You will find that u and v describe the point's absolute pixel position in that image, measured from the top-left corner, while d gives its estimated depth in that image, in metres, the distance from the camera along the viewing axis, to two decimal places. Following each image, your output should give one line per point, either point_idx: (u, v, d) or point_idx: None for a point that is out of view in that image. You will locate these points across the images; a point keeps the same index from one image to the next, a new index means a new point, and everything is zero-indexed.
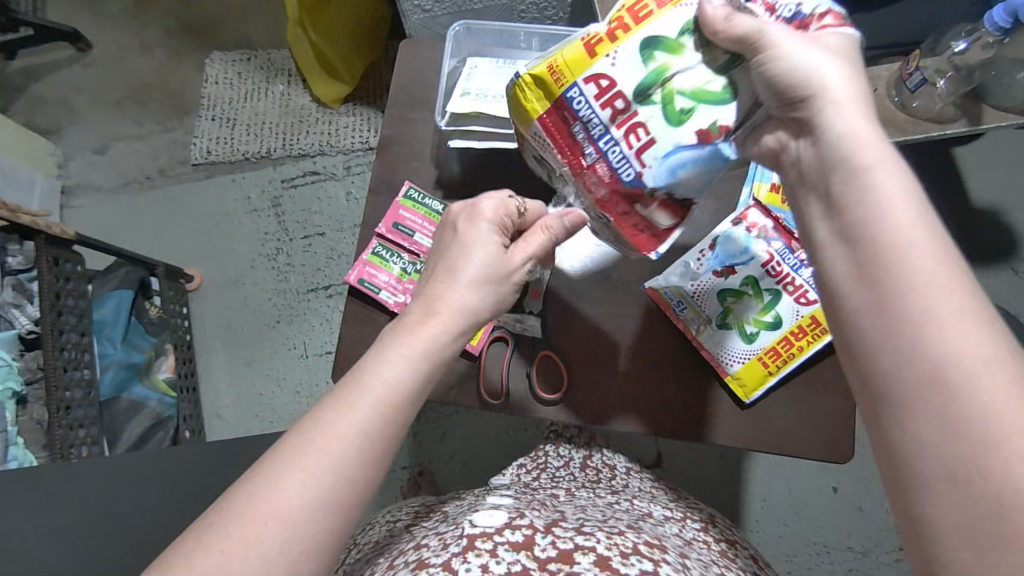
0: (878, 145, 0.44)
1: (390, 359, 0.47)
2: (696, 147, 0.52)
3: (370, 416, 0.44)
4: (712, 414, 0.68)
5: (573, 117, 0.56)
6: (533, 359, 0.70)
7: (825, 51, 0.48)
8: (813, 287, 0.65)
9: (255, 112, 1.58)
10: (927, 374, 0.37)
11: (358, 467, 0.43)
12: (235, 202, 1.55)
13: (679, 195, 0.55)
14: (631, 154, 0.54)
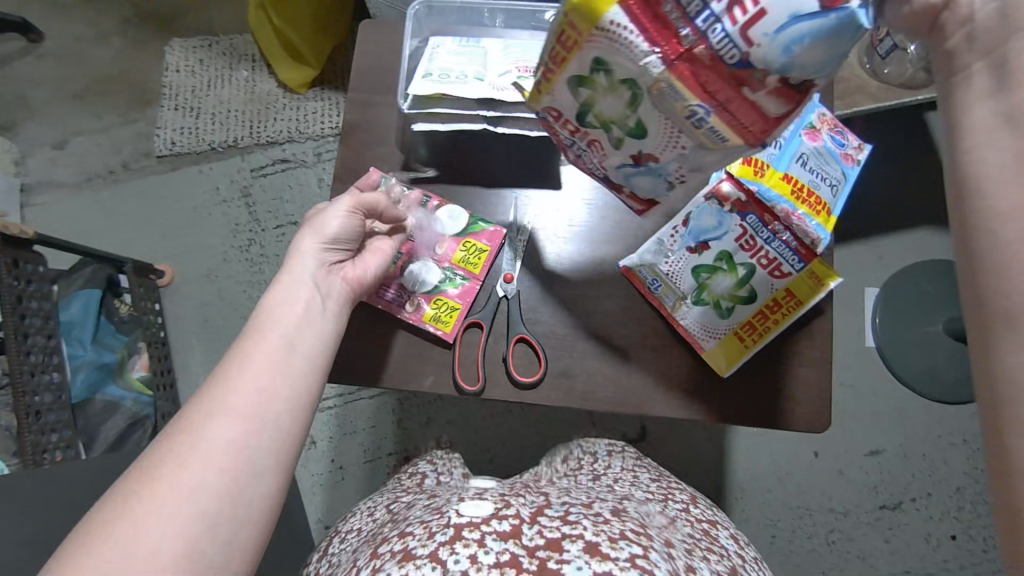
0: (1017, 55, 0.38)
1: (256, 351, 0.50)
2: (817, 14, 0.41)
3: (245, 383, 0.48)
4: (691, 391, 0.67)
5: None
6: (509, 344, 0.68)
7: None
8: (787, 259, 0.64)
9: (219, 100, 1.54)
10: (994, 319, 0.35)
11: (239, 433, 0.46)
12: (203, 194, 1.51)
13: (795, 78, 0.44)
14: (736, 31, 0.43)
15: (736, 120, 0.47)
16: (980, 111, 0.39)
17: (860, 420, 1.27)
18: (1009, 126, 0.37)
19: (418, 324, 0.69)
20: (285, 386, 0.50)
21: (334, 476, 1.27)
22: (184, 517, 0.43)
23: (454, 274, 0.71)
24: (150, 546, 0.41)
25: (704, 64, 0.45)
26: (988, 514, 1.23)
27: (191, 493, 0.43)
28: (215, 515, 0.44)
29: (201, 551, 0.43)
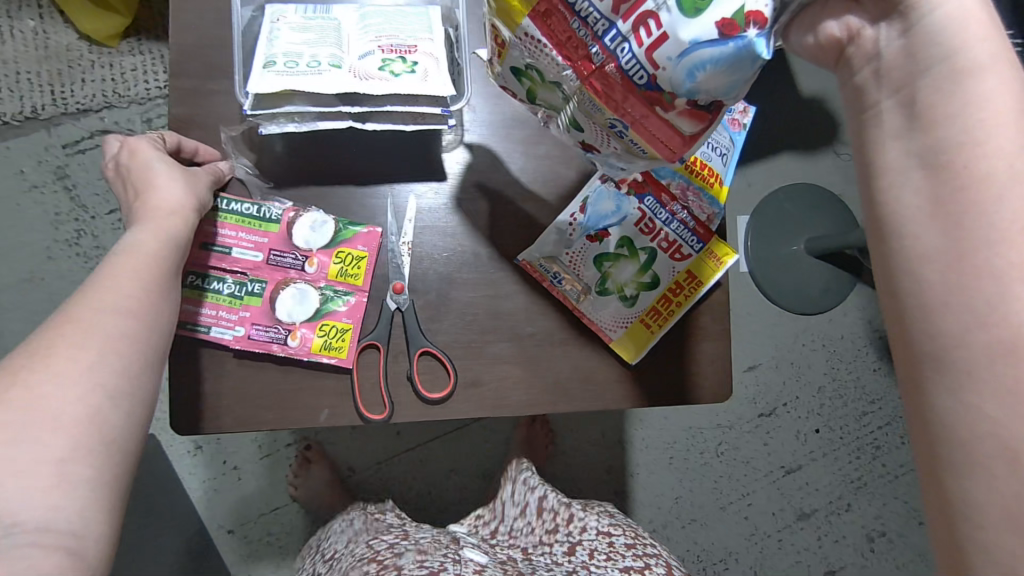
0: (942, 88, 0.37)
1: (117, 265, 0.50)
2: (718, 41, 0.39)
3: (123, 275, 0.49)
4: (602, 382, 0.65)
5: (568, 11, 0.45)
6: (411, 361, 0.63)
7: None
8: (687, 241, 0.64)
9: (2, 60, 1.23)
10: (948, 367, 0.36)
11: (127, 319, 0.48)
12: (5, 179, 1.24)
13: (705, 100, 0.43)
14: (642, 53, 0.42)
15: (652, 134, 0.47)
16: (891, 153, 0.39)
17: (741, 342, 1.36)
18: (924, 171, 0.38)
19: (306, 358, 0.61)
20: (168, 284, 0.52)
21: (230, 477, 1.17)
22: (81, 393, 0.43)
23: (335, 292, 0.63)
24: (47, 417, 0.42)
25: (617, 80, 0.45)
26: (845, 407, 1.37)
27: (89, 370, 0.44)
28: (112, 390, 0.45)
29: (99, 424, 0.43)
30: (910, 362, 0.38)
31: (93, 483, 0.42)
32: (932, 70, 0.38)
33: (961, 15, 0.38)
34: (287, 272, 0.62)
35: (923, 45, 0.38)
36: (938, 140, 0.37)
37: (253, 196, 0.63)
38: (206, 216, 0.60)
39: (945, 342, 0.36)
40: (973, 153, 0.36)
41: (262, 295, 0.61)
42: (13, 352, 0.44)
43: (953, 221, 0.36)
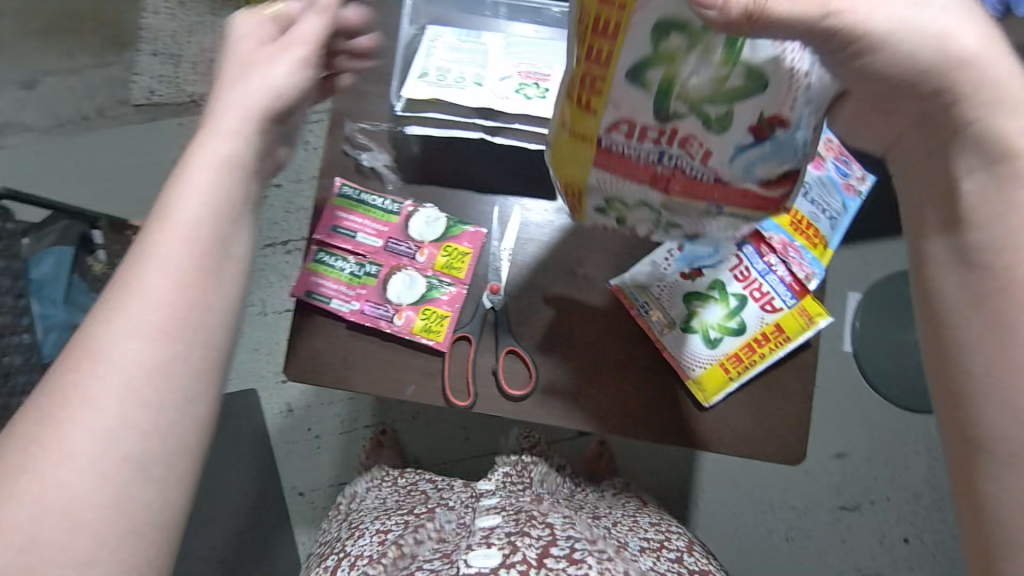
0: (986, 189, 0.41)
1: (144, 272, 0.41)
2: (755, 143, 0.45)
3: (170, 233, 0.43)
4: (674, 417, 0.67)
5: (616, 160, 0.50)
6: (498, 356, 0.67)
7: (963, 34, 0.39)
8: (779, 294, 0.65)
9: (202, 49, 1.45)
10: (987, 453, 0.39)
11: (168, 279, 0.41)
12: (183, 149, 1.45)
13: (772, 175, 0.47)
14: (698, 164, 0.47)
15: (744, 208, 0.50)
16: (936, 249, 0.43)
17: (833, 420, 1.28)
18: (962, 268, 0.41)
19: (407, 336, 0.67)
20: (213, 295, 0.43)
21: (310, 445, 1.27)
22: (116, 373, 0.39)
23: (438, 281, 0.69)
24: (86, 398, 0.38)
25: (688, 188, 0.49)
26: (943, 520, 1.25)
27: (120, 351, 0.39)
28: (151, 366, 0.40)
29: (149, 399, 0.39)
30: (962, 438, 0.41)
31: (159, 491, 0.39)
32: (976, 176, 0.41)
33: (998, 127, 0.40)
34: (400, 259, 0.69)
35: (967, 152, 0.41)
36: (978, 240, 0.41)
37: (388, 190, 0.71)
38: (336, 204, 0.69)
39: (991, 428, 0.39)
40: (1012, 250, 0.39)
41: (376, 276, 0.69)
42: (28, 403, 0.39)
43: (994, 318, 0.39)
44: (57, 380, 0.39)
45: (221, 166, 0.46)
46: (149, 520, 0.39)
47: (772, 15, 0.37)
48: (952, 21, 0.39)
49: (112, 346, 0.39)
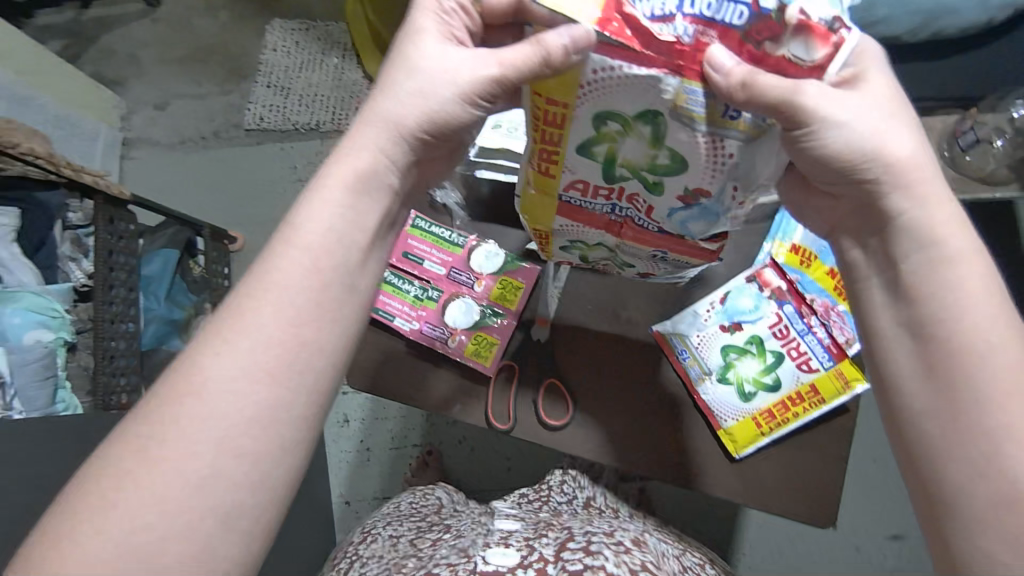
0: (917, 267, 0.48)
1: (259, 310, 0.45)
2: (686, 205, 0.53)
3: (283, 272, 0.46)
4: (703, 464, 0.70)
5: (574, 210, 0.57)
6: (540, 385, 0.73)
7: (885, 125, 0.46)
8: (817, 355, 0.67)
9: (309, 83, 1.62)
10: (953, 513, 0.45)
11: (282, 324, 0.45)
12: (282, 171, 1.61)
13: (703, 229, 0.56)
14: (643, 217, 0.56)
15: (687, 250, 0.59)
16: (885, 321, 0.50)
17: (890, 500, 1.22)
18: (913, 341, 0.47)
19: (459, 358, 0.74)
20: (321, 327, 0.47)
21: (361, 456, 1.34)
22: (216, 415, 0.43)
23: (491, 310, 0.74)
24: (188, 440, 0.42)
25: (639, 236, 0.58)
26: None
27: (223, 393, 0.43)
28: (251, 413, 0.43)
29: (243, 447, 0.43)
30: (928, 499, 0.47)
31: (262, 507, 0.44)
32: (909, 258, 0.48)
33: (927, 222, 0.47)
34: (459, 287, 0.76)
35: (900, 240, 0.48)
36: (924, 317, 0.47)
37: (456, 225, 0.79)
38: (407, 232, 0.77)
39: (953, 490, 0.45)
40: (950, 327, 0.46)
41: (436, 301, 0.76)
42: (140, 420, 0.43)
43: (946, 387, 0.45)
44: (161, 412, 0.43)
45: (348, 189, 0.49)
46: (248, 531, 0.43)
47: (760, 89, 0.41)
48: (883, 136, 0.46)
49: (216, 388, 0.43)
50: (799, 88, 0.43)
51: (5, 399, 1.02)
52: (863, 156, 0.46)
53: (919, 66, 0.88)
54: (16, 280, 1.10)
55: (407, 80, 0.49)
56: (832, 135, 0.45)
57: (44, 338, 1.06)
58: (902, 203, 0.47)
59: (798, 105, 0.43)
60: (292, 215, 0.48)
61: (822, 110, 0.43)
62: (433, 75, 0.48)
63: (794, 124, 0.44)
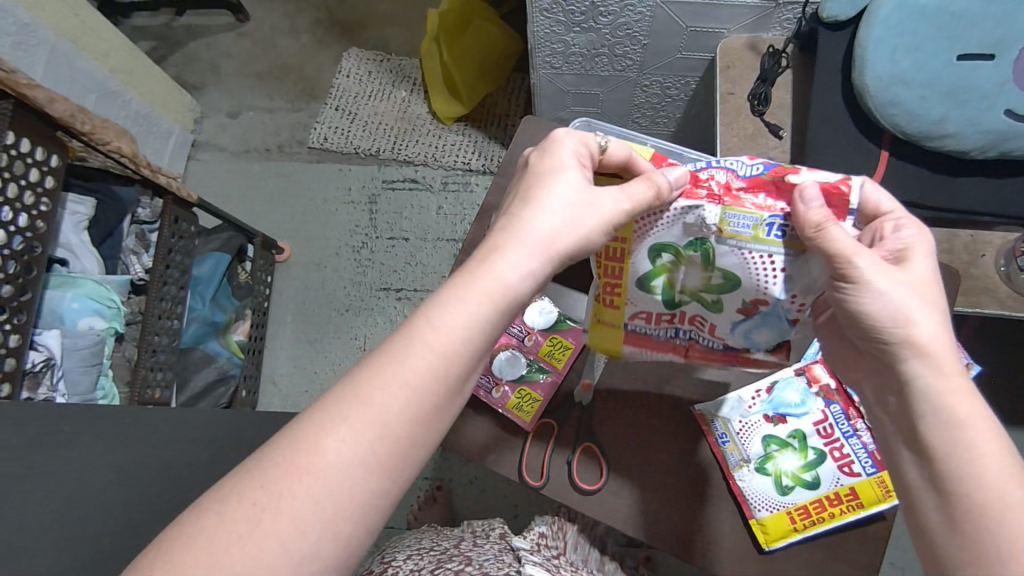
0: (936, 428, 0.48)
1: (380, 405, 0.46)
2: (746, 318, 0.58)
3: (411, 375, 0.47)
4: (728, 549, 0.70)
5: (639, 339, 0.64)
6: (577, 447, 0.74)
7: (916, 296, 0.50)
8: (860, 460, 0.67)
9: (375, 111, 1.68)
10: None
11: (404, 422, 0.47)
12: (337, 191, 1.66)
13: (767, 346, 0.60)
14: (709, 335, 0.61)
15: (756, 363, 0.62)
16: (912, 473, 0.50)
17: None
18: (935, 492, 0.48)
19: (501, 409, 0.75)
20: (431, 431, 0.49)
21: None
22: (330, 497, 0.44)
23: (538, 365, 0.77)
24: (295, 518, 0.43)
25: (704, 352, 0.63)
26: None
27: (341, 479, 0.45)
28: (355, 496, 0.45)
29: (342, 529, 0.44)
30: None
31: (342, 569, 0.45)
32: (927, 417, 0.48)
33: (941, 387, 0.48)
34: (510, 339, 0.78)
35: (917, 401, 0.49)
36: (944, 473, 0.47)
37: None
38: None
39: None
40: (970, 486, 0.46)
41: None
42: (245, 479, 0.45)
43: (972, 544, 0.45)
44: (276, 486, 0.44)
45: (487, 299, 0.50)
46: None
47: (825, 238, 0.48)
48: (914, 307, 0.49)
49: (338, 474, 0.44)
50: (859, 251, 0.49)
51: (51, 381, 1.04)
52: (889, 321, 0.50)
53: (984, 180, 0.89)
54: (81, 267, 1.13)
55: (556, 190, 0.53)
56: (877, 295, 0.49)
57: (97, 326, 1.09)
58: (925, 370, 0.49)
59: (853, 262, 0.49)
60: (430, 314, 0.49)
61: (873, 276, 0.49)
62: (579, 192, 0.53)
63: (845, 278, 0.50)
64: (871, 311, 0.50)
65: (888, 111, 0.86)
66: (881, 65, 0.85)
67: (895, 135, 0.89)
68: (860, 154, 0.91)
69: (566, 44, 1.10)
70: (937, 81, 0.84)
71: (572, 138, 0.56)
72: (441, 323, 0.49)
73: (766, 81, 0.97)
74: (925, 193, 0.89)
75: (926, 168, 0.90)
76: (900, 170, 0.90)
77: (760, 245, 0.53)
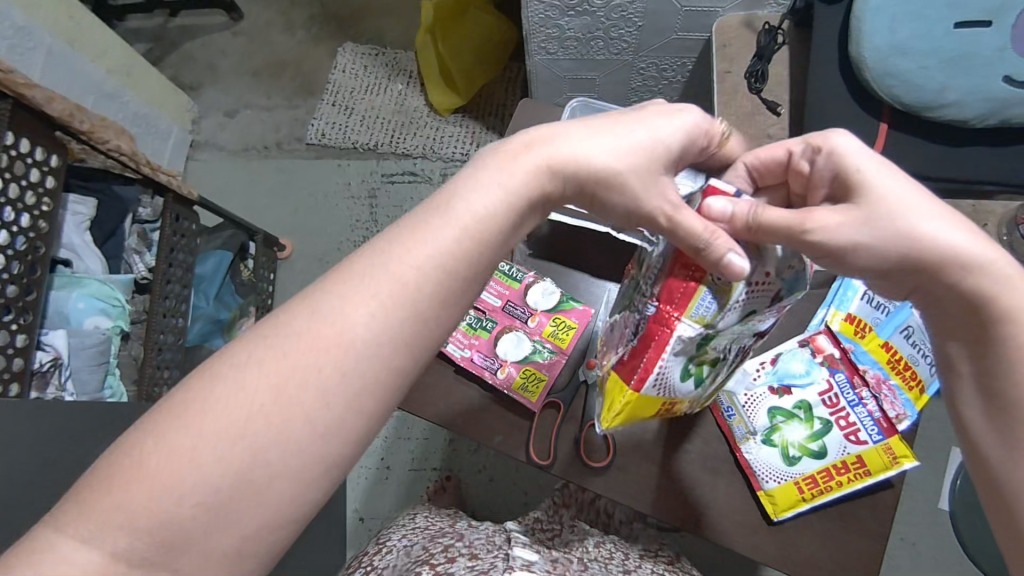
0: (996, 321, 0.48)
1: (399, 254, 0.45)
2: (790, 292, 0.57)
3: (429, 230, 0.46)
4: (737, 522, 0.70)
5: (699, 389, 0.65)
6: (582, 428, 0.74)
7: (905, 212, 0.47)
8: (866, 428, 0.67)
9: (372, 105, 1.68)
10: None
11: (434, 303, 0.45)
12: (337, 186, 1.66)
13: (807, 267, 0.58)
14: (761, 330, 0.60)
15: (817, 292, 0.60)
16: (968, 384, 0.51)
17: None
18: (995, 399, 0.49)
19: (507, 391, 0.75)
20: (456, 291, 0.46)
21: (380, 474, 1.35)
22: (358, 373, 0.42)
23: (543, 347, 0.77)
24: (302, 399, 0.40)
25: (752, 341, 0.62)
26: None
27: (368, 356, 0.42)
28: (380, 378, 0.43)
29: (364, 408, 0.42)
30: None
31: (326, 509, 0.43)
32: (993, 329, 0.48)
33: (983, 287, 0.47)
34: (513, 320, 0.78)
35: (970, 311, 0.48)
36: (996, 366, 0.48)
37: (517, 259, 0.82)
38: None
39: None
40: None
41: (490, 332, 0.78)
42: (251, 338, 0.43)
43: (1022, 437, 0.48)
44: (296, 356, 0.41)
45: (516, 175, 0.49)
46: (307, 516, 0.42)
47: (761, 223, 0.49)
48: (916, 230, 0.47)
49: (356, 354, 0.42)
50: (804, 221, 0.48)
51: (59, 380, 1.05)
52: (898, 254, 0.47)
53: (984, 150, 0.88)
54: (84, 268, 1.13)
55: (631, 139, 0.51)
56: (868, 239, 0.48)
57: (102, 325, 1.10)
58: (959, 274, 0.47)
59: (806, 236, 0.48)
60: (462, 189, 0.48)
61: (837, 236, 0.48)
62: (651, 158, 0.50)
63: (819, 241, 0.49)
64: (870, 256, 0.48)
65: (886, 83, 0.86)
66: (877, 36, 0.85)
67: (895, 108, 0.88)
68: (860, 127, 0.90)
69: (561, 28, 1.10)
70: (936, 51, 0.84)
71: (690, 112, 0.53)
72: (464, 200, 0.47)
73: (763, 58, 0.96)
74: (925, 164, 0.89)
75: (926, 140, 0.89)
76: (901, 142, 0.89)
77: (738, 292, 0.53)
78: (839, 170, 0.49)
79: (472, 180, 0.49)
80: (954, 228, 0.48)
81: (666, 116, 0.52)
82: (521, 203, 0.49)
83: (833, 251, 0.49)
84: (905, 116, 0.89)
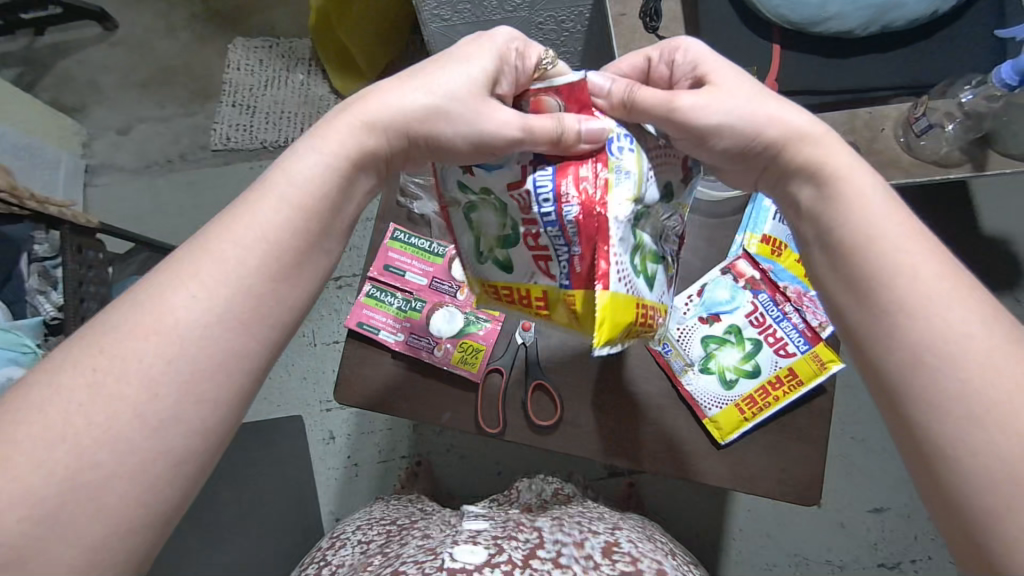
0: (851, 169, 0.48)
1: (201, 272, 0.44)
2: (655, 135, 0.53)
3: (241, 225, 0.46)
4: (691, 453, 0.72)
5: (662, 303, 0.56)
6: (528, 389, 0.74)
7: (756, 97, 0.50)
8: (793, 340, 0.70)
9: (274, 100, 1.60)
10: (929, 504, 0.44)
11: (264, 277, 0.45)
12: None
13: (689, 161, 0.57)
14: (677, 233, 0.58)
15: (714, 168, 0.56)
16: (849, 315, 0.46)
17: (870, 476, 1.28)
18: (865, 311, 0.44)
19: (447, 367, 0.75)
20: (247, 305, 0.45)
21: (348, 473, 1.32)
22: (191, 359, 0.41)
23: (475, 317, 0.76)
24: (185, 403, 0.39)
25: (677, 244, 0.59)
26: None
27: (160, 374, 0.41)
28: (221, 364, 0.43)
29: None
30: None
31: None
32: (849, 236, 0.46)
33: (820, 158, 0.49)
34: (442, 297, 0.77)
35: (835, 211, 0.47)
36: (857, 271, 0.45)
37: (434, 234, 0.80)
38: (389, 246, 0.79)
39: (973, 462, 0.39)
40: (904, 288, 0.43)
41: (421, 312, 0.77)
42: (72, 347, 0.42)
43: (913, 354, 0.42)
44: (99, 365, 0.41)
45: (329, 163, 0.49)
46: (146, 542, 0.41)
47: (637, 101, 0.49)
48: (772, 111, 0.50)
49: (153, 377, 0.41)
50: (674, 97, 0.49)
51: None
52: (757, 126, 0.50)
53: (874, 58, 0.91)
54: None
55: (446, 76, 0.49)
56: (731, 124, 0.50)
57: (15, 376, 1.01)
58: (810, 152, 0.49)
59: (675, 113, 0.49)
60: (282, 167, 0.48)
61: (702, 117, 0.49)
62: (473, 86, 0.49)
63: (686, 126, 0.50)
64: (730, 143, 0.50)
65: (773, 4, 0.87)
66: None
67: (785, 28, 0.90)
68: (757, 52, 0.91)
69: None
70: None
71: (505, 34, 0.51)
72: (276, 202, 0.47)
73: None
74: (822, 80, 0.91)
75: (819, 57, 0.91)
76: (798, 62, 0.91)
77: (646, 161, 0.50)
78: (698, 64, 0.52)
79: (292, 154, 0.50)
80: (794, 111, 0.51)
81: (474, 53, 0.49)
82: (345, 161, 0.50)
83: (703, 134, 0.50)
84: (797, 36, 0.90)
